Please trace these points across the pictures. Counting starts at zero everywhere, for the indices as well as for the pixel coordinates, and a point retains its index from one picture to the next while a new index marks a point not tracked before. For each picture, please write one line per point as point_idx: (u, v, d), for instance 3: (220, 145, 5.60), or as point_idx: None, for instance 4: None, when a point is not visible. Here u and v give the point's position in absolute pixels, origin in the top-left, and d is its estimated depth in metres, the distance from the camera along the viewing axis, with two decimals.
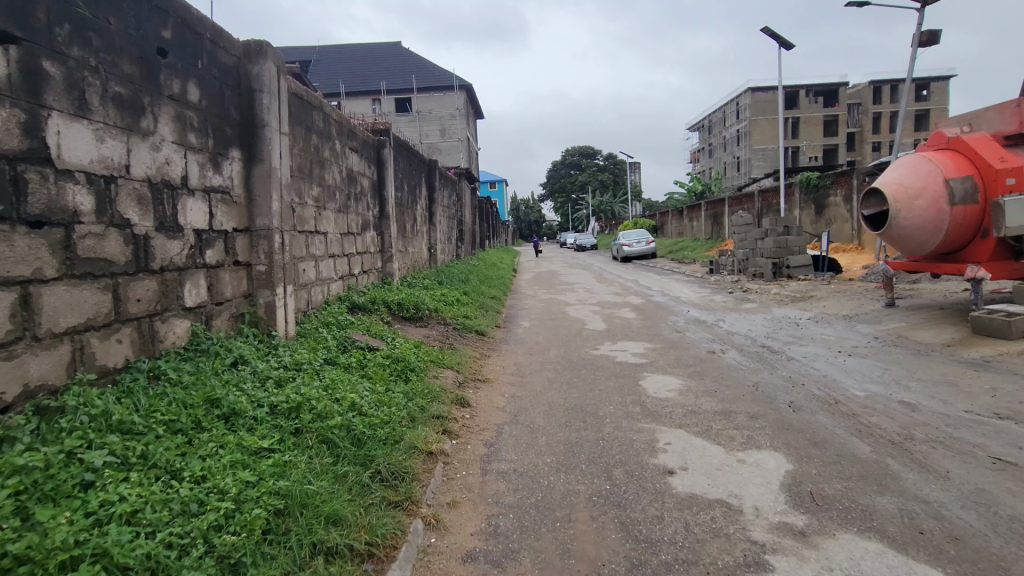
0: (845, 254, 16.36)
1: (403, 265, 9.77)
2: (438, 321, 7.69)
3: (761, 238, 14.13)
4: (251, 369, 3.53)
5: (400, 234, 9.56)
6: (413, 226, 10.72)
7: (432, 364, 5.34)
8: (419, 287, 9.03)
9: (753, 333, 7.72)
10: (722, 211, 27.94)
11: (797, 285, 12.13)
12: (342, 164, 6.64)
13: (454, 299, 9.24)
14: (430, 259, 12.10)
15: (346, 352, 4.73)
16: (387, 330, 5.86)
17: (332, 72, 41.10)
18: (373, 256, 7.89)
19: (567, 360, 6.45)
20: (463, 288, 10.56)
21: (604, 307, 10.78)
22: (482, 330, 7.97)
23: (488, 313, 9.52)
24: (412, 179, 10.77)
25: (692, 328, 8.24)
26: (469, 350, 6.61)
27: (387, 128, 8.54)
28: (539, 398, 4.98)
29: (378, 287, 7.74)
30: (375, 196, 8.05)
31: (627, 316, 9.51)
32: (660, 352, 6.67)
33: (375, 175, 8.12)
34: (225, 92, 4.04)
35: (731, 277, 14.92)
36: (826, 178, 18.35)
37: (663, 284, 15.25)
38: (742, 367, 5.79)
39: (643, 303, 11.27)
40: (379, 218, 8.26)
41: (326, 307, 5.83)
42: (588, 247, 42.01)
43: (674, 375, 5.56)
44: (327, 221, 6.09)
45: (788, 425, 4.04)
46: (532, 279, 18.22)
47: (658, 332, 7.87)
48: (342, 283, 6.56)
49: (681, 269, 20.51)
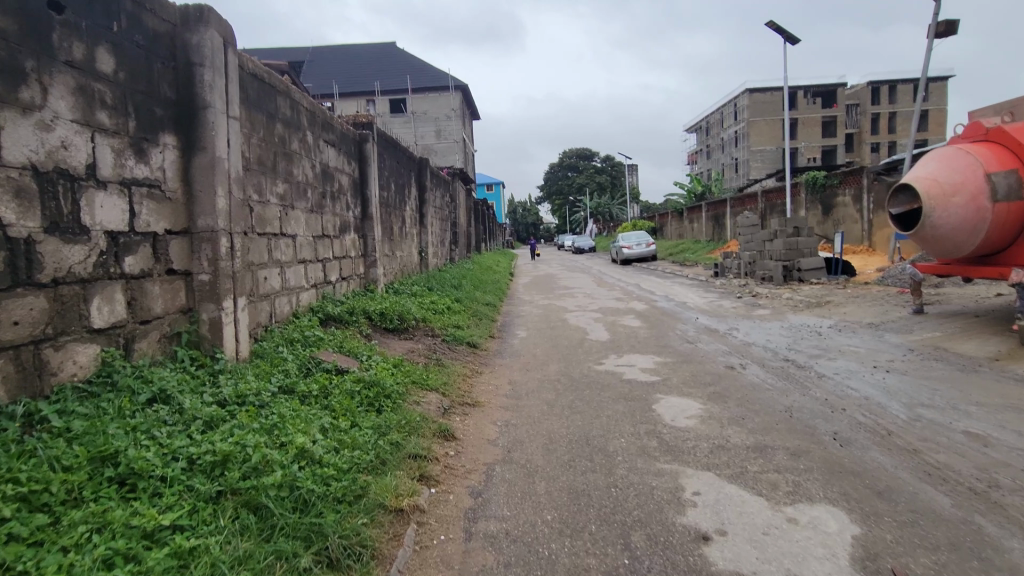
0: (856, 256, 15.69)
1: (390, 270, 9.06)
2: (425, 333, 6.97)
3: (769, 240, 13.44)
4: (175, 408, 2.81)
5: (386, 237, 8.84)
6: (401, 229, 9.99)
7: (414, 387, 4.62)
8: (406, 295, 8.31)
9: (772, 344, 7.02)
10: (724, 212, 27.28)
11: (810, 289, 11.44)
12: (316, 159, 5.92)
13: (444, 307, 8.51)
14: (420, 263, 11.37)
15: (308, 376, 4.01)
16: (362, 346, 5.14)
17: (326, 72, 40.39)
18: (353, 261, 7.17)
19: (569, 378, 5.74)
20: (456, 295, 9.83)
21: (606, 314, 10.07)
22: (474, 342, 7.25)
23: (481, 323, 8.80)
24: (400, 178, 10.04)
25: (704, 338, 7.53)
26: (458, 368, 5.88)
27: (369, 121, 7.82)
28: (536, 428, 4.26)
29: (359, 295, 7.01)
30: (356, 195, 7.33)
31: (632, 324, 8.80)
32: (673, 367, 5.96)
33: (357, 173, 7.40)
34: (154, 65, 3.34)
35: (738, 281, 14.22)
36: (834, 178, 17.69)
37: (667, 288, 14.55)
38: (768, 386, 5.10)
39: (648, 309, 10.55)
40: (361, 220, 7.54)
41: (293, 321, 5.11)
42: (587, 249, 41.33)
43: (692, 396, 4.86)
44: (296, 223, 5.37)
45: (839, 466, 3.34)
46: (529, 283, 17.49)
47: (669, 344, 7.16)
48: (315, 292, 5.84)
49: (683, 272, 19.81)
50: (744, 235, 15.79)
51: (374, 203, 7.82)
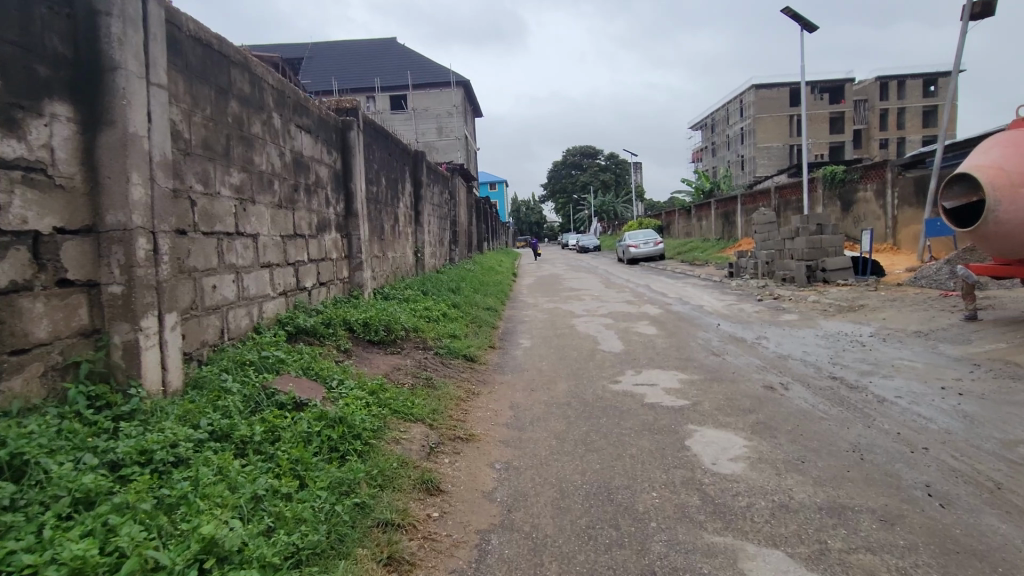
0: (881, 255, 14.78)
1: (380, 274, 8.23)
2: (415, 345, 6.13)
3: (790, 238, 12.56)
4: (31, 482, 1.98)
5: (375, 238, 8.01)
6: (393, 228, 9.14)
7: (392, 421, 3.78)
8: (396, 301, 7.48)
9: (811, 357, 6.17)
10: (734, 210, 26.38)
11: (838, 291, 10.57)
12: (285, 146, 5.09)
13: (439, 315, 7.67)
14: (415, 264, 10.55)
15: (255, 412, 3.17)
16: (335, 366, 4.30)
17: (325, 69, 39.63)
18: (335, 264, 6.34)
19: (582, 401, 4.90)
20: (454, 300, 8.98)
21: (618, 320, 9.22)
22: (472, 355, 6.41)
23: (480, 331, 7.95)
24: (393, 173, 9.21)
25: (731, 349, 6.68)
26: (451, 389, 5.02)
27: (354, 106, 6.96)
28: (543, 474, 3.41)
29: (341, 302, 6.18)
30: (337, 190, 6.49)
31: (648, 332, 7.95)
32: (702, 387, 5.12)
33: (339, 165, 6.58)
34: (32, 8, 2.52)
35: (757, 282, 13.35)
36: (855, 172, 16.78)
37: (680, 290, 13.68)
38: (822, 415, 4.25)
39: (663, 315, 9.69)
40: (344, 217, 6.71)
41: (253, 338, 4.28)
42: (592, 249, 40.47)
43: (732, 427, 4.03)
44: (258, 220, 4.54)
45: (952, 542, 2.49)
46: (533, 284, 16.65)
47: (692, 357, 6.31)
48: (284, 301, 5.00)
49: (695, 272, 18.94)
50: (761, 233, 14.90)
51: (360, 199, 6.98)
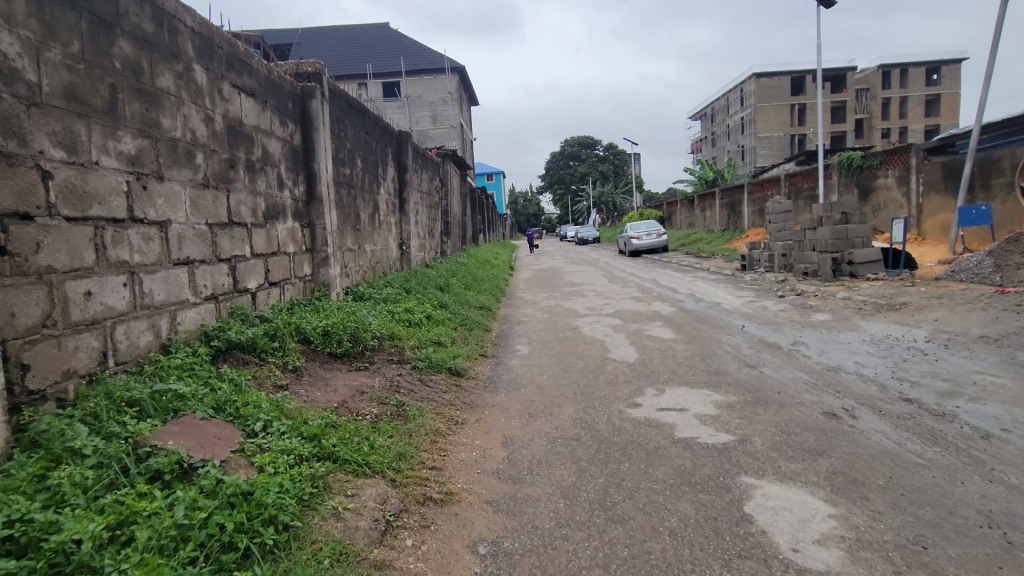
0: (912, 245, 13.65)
1: (354, 271, 7.12)
2: (388, 359, 5.04)
3: (811, 229, 11.51)
4: None
5: (348, 229, 6.91)
6: (372, 217, 8.03)
7: (336, 482, 2.70)
8: (371, 304, 6.38)
9: (868, 369, 5.11)
10: (741, 199, 25.28)
11: (870, 286, 9.51)
12: (214, 109, 3.98)
13: (422, 318, 6.57)
14: (399, 258, 9.46)
15: (110, 491, 2.09)
16: (266, 399, 3.21)
17: (316, 55, 38.32)
18: (291, 259, 5.24)
19: (595, 434, 3.83)
20: (441, 300, 7.88)
21: (628, 321, 8.16)
22: (458, 368, 5.32)
23: (469, 336, 6.86)
24: (372, 155, 8.11)
25: (766, 359, 5.62)
26: (428, 420, 3.93)
27: (317, 71, 5.84)
28: (547, 569, 2.34)
29: (299, 307, 5.09)
30: (295, 169, 5.37)
31: (663, 336, 6.90)
32: (745, 414, 4.06)
33: (297, 141, 5.46)
34: None
35: (774, 276, 12.28)
36: (875, 158, 15.67)
37: (691, 285, 12.61)
38: (918, 460, 3.18)
39: (678, 315, 8.63)
40: (305, 203, 5.60)
41: (158, 359, 3.19)
42: (592, 240, 39.41)
43: (805, 482, 2.96)
44: (168, 204, 3.44)
45: None
46: (531, 278, 15.58)
47: (724, 370, 5.24)
48: (213, 308, 3.91)
49: (702, 265, 17.89)
50: (776, 224, 13.85)
51: (325, 180, 5.87)
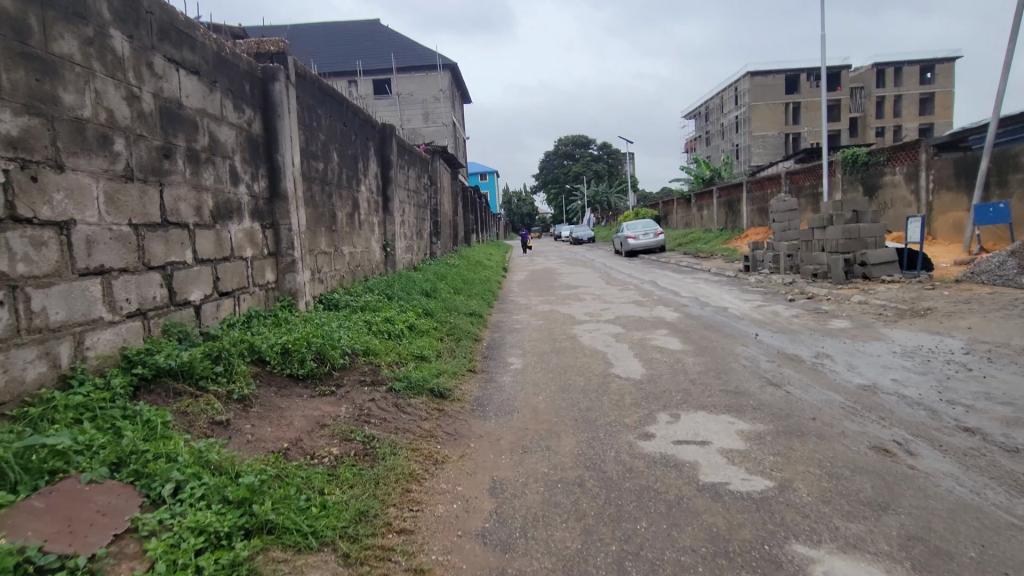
0: (931, 246, 12.99)
1: (330, 276, 6.45)
2: (359, 381, 4.36)
3: (820, 228, 10.90)
4: None
5: (321, 230, 6.22)
6: (351, 216, 7.35)
7: (265, 568, 2.03)
8: (346, 314, 5.70)
9: (909, 388, 4.48)
10: (740, 198, 24.73)
11: (888, 289, 8.90)
12: (140, 86, 3.30)
13: (403, 329, 5.90)
14: (382, 261, 8.76)
15: None
16: (187, 446, 2.53)
17: (304, 51, 37.53)
18: (249, 265, 4.56)
19: (602, 477, 3.18)
20: (426, 306, 7.21)
21: (631, 329, 7.53)
22: (440, 390, 4.66)
23: (456, 348, 6.20)
24: (351, 149, 7.43)
25: (790, 376, 4.98)
26: (402, 461, 3.26)
27: (281, 51, 5.15)
28: None
29: (256, 322, 4.40)
30: (253, 162, 4.69)
31: (670, 347, 6.27)
32: (780, 449, 3.42)
33: (257, 129, 4.78)
34: None
35: (781, 278, 11.67)
36: (881, 154, 15.13)
37: (693, 288, 11.97)
38: (1011, 519, 2.55)
39: (684, 321, 8.01)
40: (266, 200, 4.92)
41: (50, 398, 2.51)
42: (586, 240, 38.78)
43: (877, 554, 2.32)
44: (71, 199, 2.77)
45: None
46: (525, 280, 14.93)
47: (744, 390, 4.62)
48: (139, 325, 3.23)
49: (702, 266, 17.27)
50: (780, 222, 13.28)
51: (292, 174, 5.19)
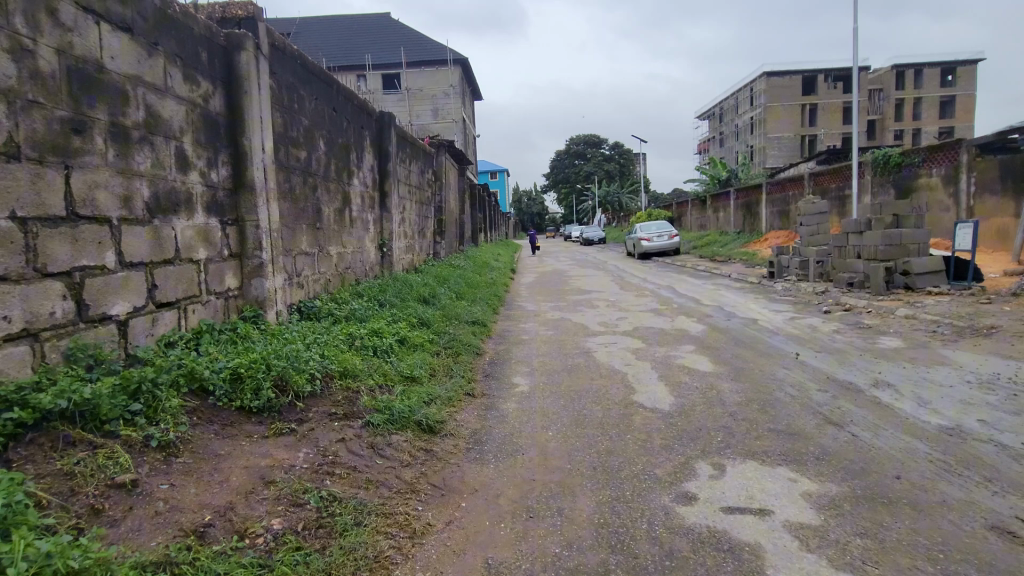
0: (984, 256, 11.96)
1: (312, 281, 5.67)
2: (329, 414, 3.56)
3: (857, 233, 10.04)
4: None
5: (302, 227, 5.45)
6: (340, 213, 6.57)
7: None
8: (325, 327, 4.92)
9: (1006, 434, 3.62)
10: (758, 200, 23.82)
11: (937, 303, 8.02)
12: (34, 38, 2.53)
13: (392, 343, 5.11)
14: (377, 262, 7.98)
15: None
16: (38, 542, 1.75)
17: (314, 44, 36.93)
18: (201, 269, 3.79)
19: (633, 567, 2.36)
20: (422, 313, 6.41)
21: (653, 343, 6.71)
22: (429, 423, 3.86)
23: (454, 365, 5.40)
24: (342, 138, 6.66)
25: (851, 411, 4.15)
26: (368, 536, 2.47)
27: (250, 18, 4.37)
28: None
29: (206, 340, 3.62)
30: (210, 145, 3.92)
31: (700, 369, 5.45)
32: (866, 526, 2.60)
33: (218, 106, 4.00)
34: None
35: (811, 287, 10.80)
36: (918, 154, 14.21)
37: (715, 295, 11.13)
38: None
39: (710, 335, 7.18)
40: (228, 192, 4.14)
41: None
42: (597, 241, 37.93)
43: None
44: None
45: None
46: (534, 283, 14.12)
47: (799, 431, 3.79)
48: (24, 351, 2.46)
49: (720, 270, 16.39)
50: (809, 225, 12.44)
51: (263, 161, 4.41)
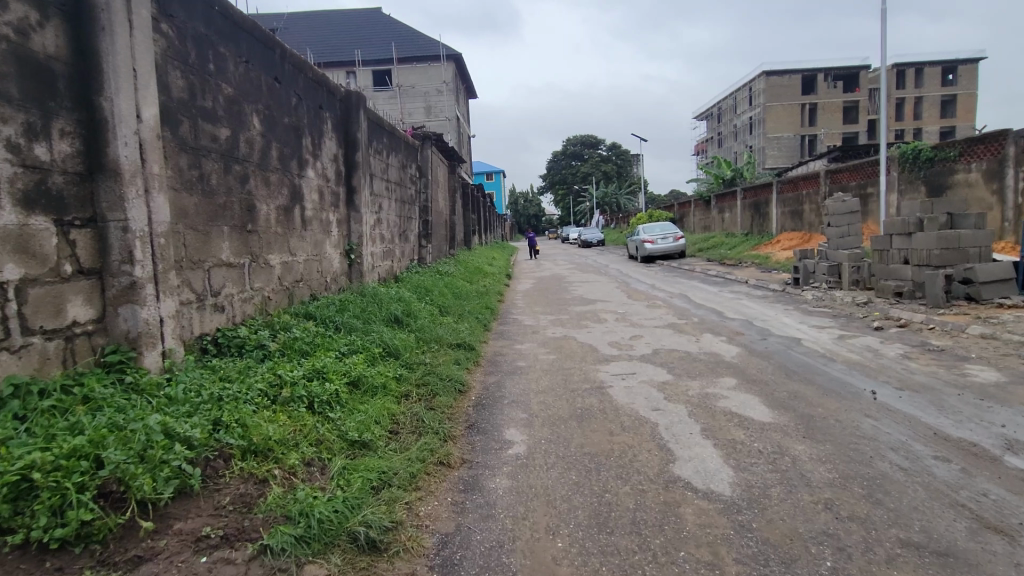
0: None
1: (238, 301, 4.27)
2: (201, 533, 2.18)
3: (905, 235, 8.73)
4: None
5: (221, 230, 4.07)
6: (288, 212, 5.18)
7: None
8: (244, 370, 3.52)
9: None
10: (768, 200, 22.57)
11: (1017, 320, 6.69)
12: None
13: (337, 388, 3.72)
14: (341, 272, 6.59)
15: None
16: None
17: (301, 40, 35.61)
18: (7, 296, 2.41)
19: None
20: (390, 339, 5.03)
21: (682, 374, 5.36)
22: (371, 537, 2.46)
23: (426, 414, 4.01)
24: (290, 117, 5.28)
25: (1010, 502, 2.78)
26: None
27: None
28: None
29: (10, 414, 2.25)
30: (31, 102, 2.56)
31: (756, 419, 4.08)
32: None
33: (51, 46, 2.64)
34: None
35: (849, 296, 9.50)
36: (953, 149, 13.30)
37: (738, 306, 9.78)
38: None
39: (750, 361, 5.84)
40: (72, 177, 2.76)
41: None
42: (597, 243, 36.66)
43: None
44: None
45: None
46: (532, 291, 12.75)
47: (949, 547, 2.43)
48: None
49: (733, 276, 15.03)
50: (838, 226, 11.12)
51: (138, 134, 3.03)
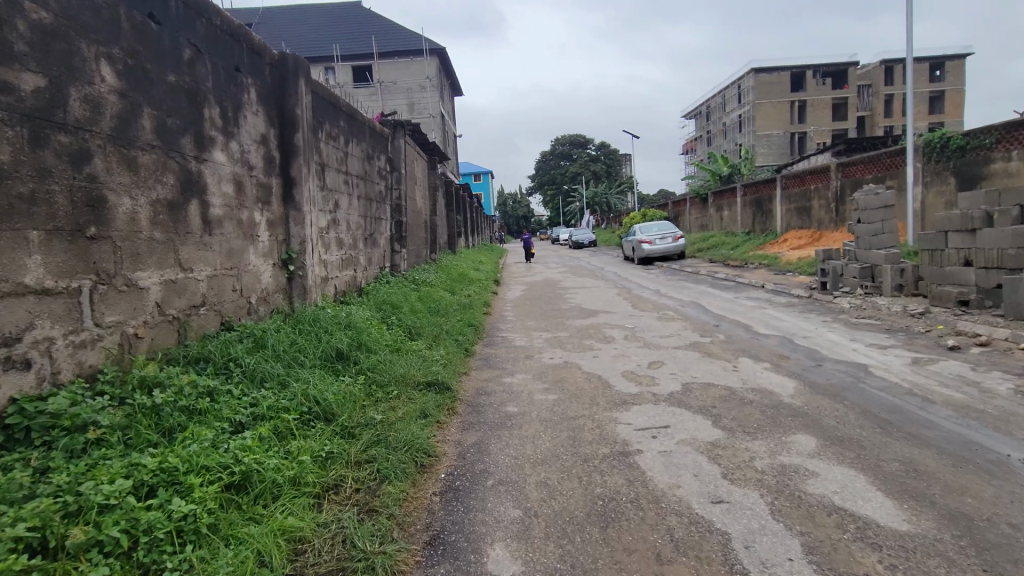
0: None
1: (66, 350, 2.70)
2: None
3: (968, 232, 7.33)
4: None
5: (20, 235, 2.51)
6: (176, 209, 3.61)
7: None
8: (18, 490, 1.97)
9: None
10: (772, 196, 21.20)
11: None
12: None
13: (196, 505, 2.18)
14: (273, 288, 5.01)
15: None
16: None
17: (277, 35, 33.83)
18: None
19: None
20: (322, 391, 3.49)
21: (735, 428, 3.87)
22: None
23: (357, 531, 2.48)
24: (179, 76, 3.71)
25: None
26: None
27: None
28: None
29: None
30: None
31: (883, 526, 2.58)
32: None
33: None
34: None
35: (898, 304, 8.07)
36: (988, 136, 11.99)
37: (767, 318, 8.30)
38: None
39: (819, 404, 4.36)
40: None
41: None
42: (588, 244, 35.19)
43: None
44: None
45: None
46: (523, 300, 11.23)
47: None
48: None
49: (745, 279, 13.59)
50: (870, 223, 9.68)
51: None
